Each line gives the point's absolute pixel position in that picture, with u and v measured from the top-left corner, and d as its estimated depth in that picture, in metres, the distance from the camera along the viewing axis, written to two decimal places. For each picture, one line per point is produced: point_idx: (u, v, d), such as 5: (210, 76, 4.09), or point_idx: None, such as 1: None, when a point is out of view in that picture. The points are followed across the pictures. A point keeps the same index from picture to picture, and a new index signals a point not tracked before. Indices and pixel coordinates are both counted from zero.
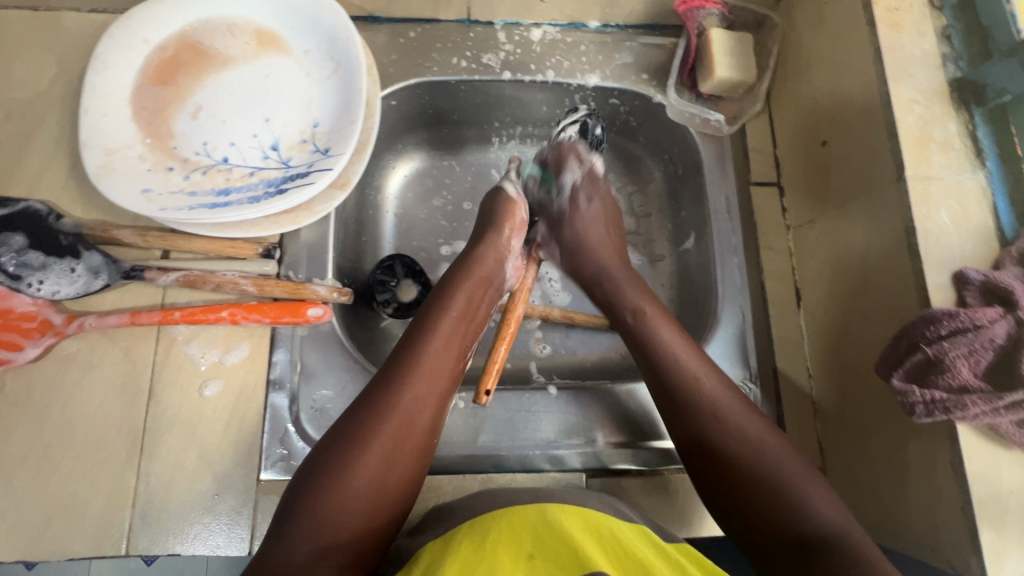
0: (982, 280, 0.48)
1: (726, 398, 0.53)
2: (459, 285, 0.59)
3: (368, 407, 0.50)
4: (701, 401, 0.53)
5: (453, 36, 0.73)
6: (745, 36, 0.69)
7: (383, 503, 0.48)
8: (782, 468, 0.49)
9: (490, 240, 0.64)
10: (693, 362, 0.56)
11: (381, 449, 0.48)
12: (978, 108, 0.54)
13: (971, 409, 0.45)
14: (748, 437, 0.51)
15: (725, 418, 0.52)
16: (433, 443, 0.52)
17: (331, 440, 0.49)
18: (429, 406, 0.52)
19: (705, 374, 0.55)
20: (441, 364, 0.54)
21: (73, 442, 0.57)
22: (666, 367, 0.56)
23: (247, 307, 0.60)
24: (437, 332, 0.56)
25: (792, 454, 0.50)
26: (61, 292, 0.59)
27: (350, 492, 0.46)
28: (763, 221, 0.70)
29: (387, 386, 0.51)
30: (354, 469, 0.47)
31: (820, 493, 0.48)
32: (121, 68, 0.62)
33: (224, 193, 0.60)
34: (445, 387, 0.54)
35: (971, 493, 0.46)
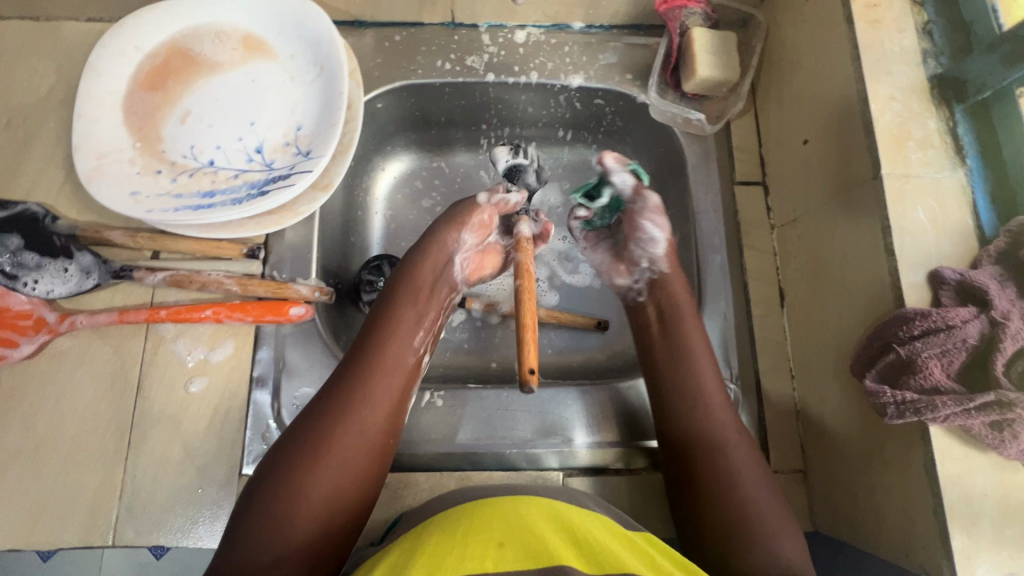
0: (958, 280, 0.47)
1: (735, 430, 0.55)
2: (410, 283, 0.62)
3: (318, 421, 0.51)
4: (711, 431, 0.55)
5: (437, 39, 0.74)
6: (729, 35, 0.69)
7: (342, 504, 0.49)
8: (761, 506, 0.50)
9: (435, 236, 0.65)
10: (712, 385, 0.58)
11: (337, 451, 0.50)
12: (959, 104, 0.53)
13: (942, 411, 0.44)
14: (740, 468, 0.53)
15: (722, 448, 0.54)
16: (391, 440, 0.54)
17: (288, 443, 0.51)
18: (384, 403, 0.54)
19: (716, 399, 0.57)
20: (394, 361, 0.56)
21: (65, 435, 0.59)
22: (684, 382, 0.58)
23: (230, 305, 0.62)
24: (389, 330, 0.58)
25: (774, 498, 0.52)
26: (55, 291, 0.61)
27: (302, 505, 0.47)
28: (747, 220, 0.70)
29: (343, 386, 0.54)
30: (312, 472, 0.49)
31: (791, 539, 0.49)
32: (113, 74, 0.64)
33: (209, 195, 0.61)
34: (400, 381, 0.56)
35: (942, 496, 0.45)
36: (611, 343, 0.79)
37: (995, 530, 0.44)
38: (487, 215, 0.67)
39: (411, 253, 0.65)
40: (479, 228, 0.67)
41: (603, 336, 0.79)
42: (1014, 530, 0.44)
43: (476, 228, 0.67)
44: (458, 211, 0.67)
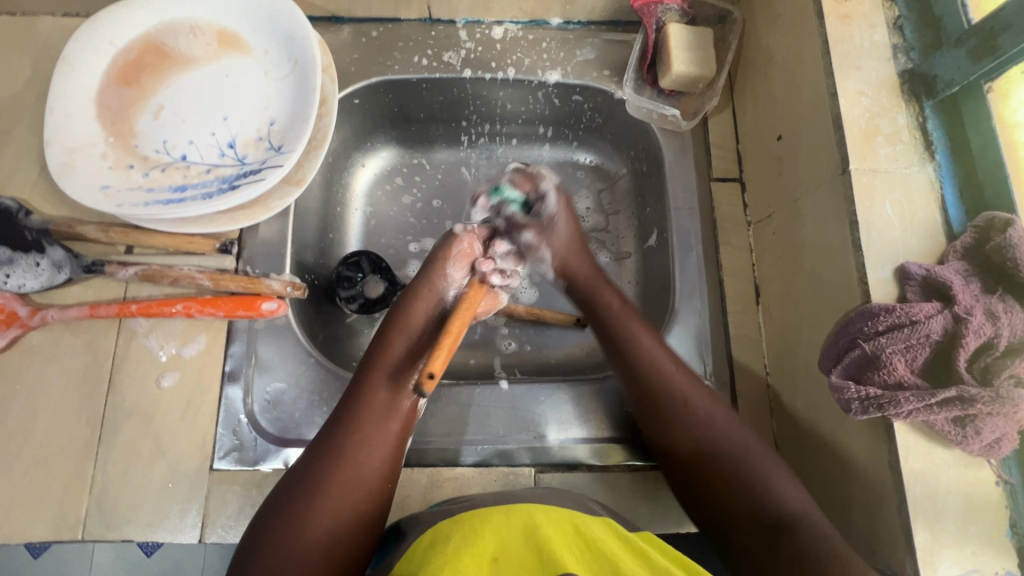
0: (923, 275, 0.47)
1: (694, 388, 0.57)
2: (401, 326, 0.61)
3: (315, 463, 0.53)
4: (672, 400, 0.57)
5: (414, 35, 0.74)
6: (705, 31, 0.69)
7: (340, 547, 0.50)
8: (742, 454, 0.53)
9: (423, 279, 0.65)
10: (662, 356, 0.59)
11: (333, 498, 0.51)
12: (928, 99, 0.53)
13: (904, 406, 0.44)
14: (714, 427, 0.55)
15: (692, 411, 0.56)
16: (388, 483, 0.54)
17: (287, 490, 0.52)
18: (378, 449, 0.54)
19: (670, 366, 0.58)
20: (388, 405, 0.56)
21: (35, 429, 0.59)
22: (632, 363, 0.59)
23: (201, 300, 0.61)
24: (381, 373, 0.58)
25: (753, 443, 0.54)
26: (27, 286, 0.61)
27: (301, 543, 0.49)
28: (723, 217, 0.69)
29: (337, 435, 0.54)
30: (309, 518, 0.50)
31: (785, 479, 0.51)
32: (86, 69, 0.64)
33: (181, 189, 0.61)
34: (394, 417, 0.56)
35: (906, 493, 0.45)
36: (591, 340, 0.78)
37: (958, 527, 0.44)
38: (466, 241, 0.67)
39: (403, 297, 0.64)
40: (462, 257, 0.66)
41: (583, 333, 0.79)
42: (978, 526, 0.44)
43: (457, 258, 0.66)
44: (442, 251, 0.66)
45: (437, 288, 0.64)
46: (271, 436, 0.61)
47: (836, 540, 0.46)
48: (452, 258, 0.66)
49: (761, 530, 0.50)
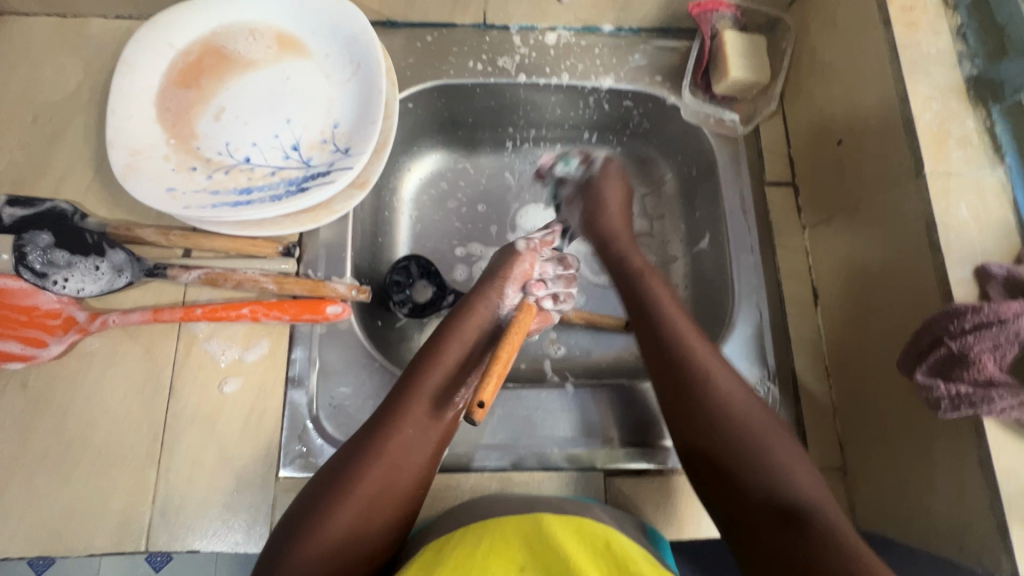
0: (1005, 274, 0.48)
1: (719, 367, 0.55)
2: (455, 336, 0.59)
3: (353, 456, 0.51)
4: (698, 370, 0.55)
5: (469, 39, 0.74)
6: (758, 39, 0.70)
7: (362, 551, 0.47)
8: (759, 438, 0.51)
9: (480, 294, 0.63)
10: (688, 326, 0.59)
11: (363, 496, 0.49)
12: (996, 104, 0.54)
13: (997, 404, 0.45)
14: (733, 407, 0.53)
15: (711, 378, 0.55)
16: (421, 489, 0.52)
17: (320, 487, 0.50)
18: (414, 452, 0.52)
19: (694, 336, 0.58)
20: (428, 408, 0.54)
21: (95, 437, 0.58)
22: (660, 328, 0.59)
23: (267, 304, 0.61)
24: (428, 375, 0.56)
25: (772, 422, 0.53)
26: (86, 290, 0.60)
27: (328, 540, 0.46)
28: (779, 220, 0.70)
29: (377, 432, 0.52)
30: (334, 515, 0.48)
31: (800, 468, 0.50)
32: (146, 71, 0.63)
33: (247, 192, 0.61)
34: (436, 424, 0.54)
35: (1000, 490, 0.45)
36: (638, 343, 0.78)
37: None
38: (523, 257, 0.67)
39: (455, 310, 0.62)
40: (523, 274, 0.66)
41: (630, 336, 0.78)
42: None
43: (516, 277, 0.65)
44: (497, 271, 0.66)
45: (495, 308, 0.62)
46: (339, 443, 0.60)
47: (852, 537, 0.44)
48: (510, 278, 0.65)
49: (767, 509, 0.48)
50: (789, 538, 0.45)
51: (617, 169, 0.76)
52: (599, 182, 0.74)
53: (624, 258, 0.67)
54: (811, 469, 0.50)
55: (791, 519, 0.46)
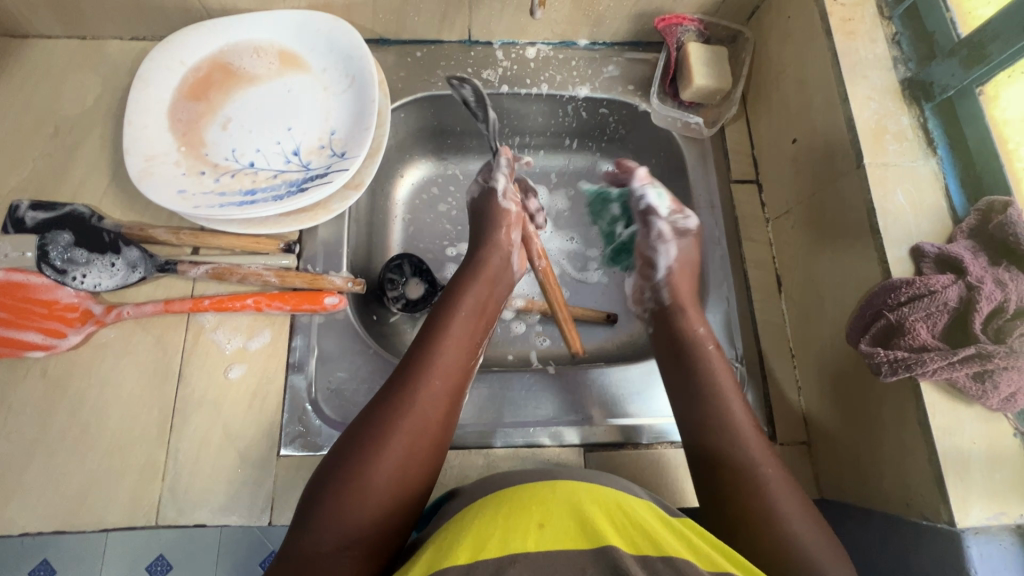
0: (936, 252, 0.53)
1: (773, 464, 0.53)
2: (468, 292, 0.64)
3: (382, 411, 0.54)
4: (747, 469, 0.52)
5: (455, 54, 0.81)
6: (720, 49, 0.77)
7: (400, 496, 0.51)
8: (792, 510, 0.49)
9: (489, 249, 0.69)
10: (748, 427, 0.55)
11: (400, 443, 0.52)
12: (928, 102, 0.60)
13: (929, 365, 0.49)
14: (768, 476, 0.52)
15: (745, 444, 0.54)
16: (446, 438, 0.56)
17: (357, 432, 0.53)
18: (442, 403, 0.56)
19: (739, 405, 0.57)
20: (451, 362, 0.58)
21: (110, 420, 0.62)
22: (711, 404, 0.57)
23: (269, 295, 0.66)
24: (448, 330, 0.60)
25: (817, 520, 0.49)
26: (102, 285, 0.65)
27: (367, 486, 0.50)
28: (744, 214, 0.76)
29: (407, 382, 0.56)
30: (376, 459, 0.51)
31: (830, 551, 0.47)
32: (160, 86, 0.69)
33: (251, 193, 0.66)
34: (454, 380, 0.58)
35: (936, 446, 0.50)
36: (620, 335, 0.82)
37: (984, 475, 0.49)
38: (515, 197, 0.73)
39: (465, 269, 0.67)
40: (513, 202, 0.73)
41: (612, 329, 0.82)
42: (1002, 474, 0.49)
43: (517, 219, 0.72)
44: (500, 254, 0.69)
45: (507, 249, 0.70)
46: (335, 423, 0.64)
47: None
48: (514, 220, 0.71)
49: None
50: None
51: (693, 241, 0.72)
52: (654, 255, 0.72)
53: (701, 340, 0.63)
54: (837, 544, 0.48)
55: None
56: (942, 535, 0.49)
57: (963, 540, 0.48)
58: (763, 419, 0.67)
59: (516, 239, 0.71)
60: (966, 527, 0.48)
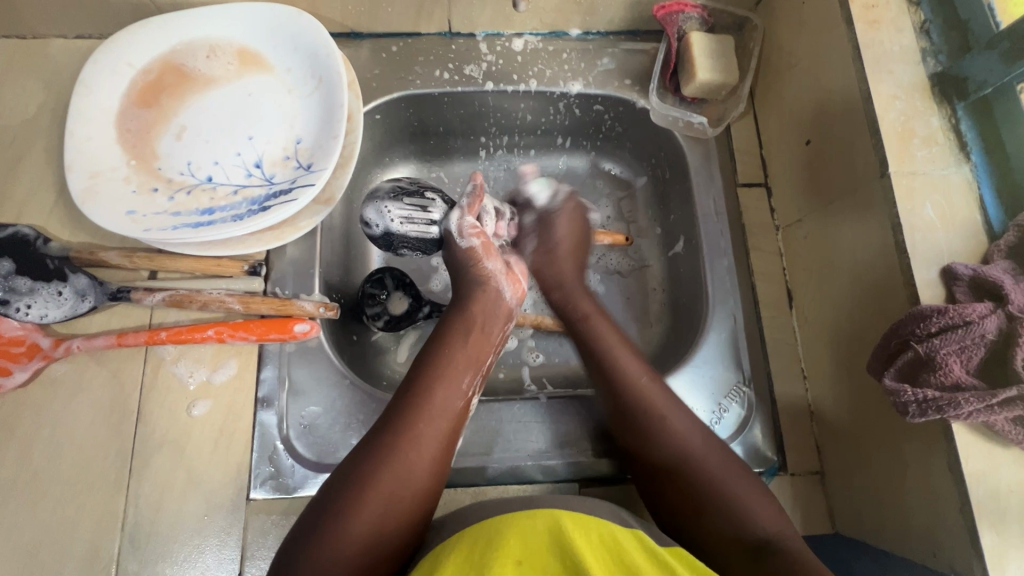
0: (971, 275, 0.47)
1: (668, 404, 0.57)
2: (459, 333, 0.59)
3: (367, 457, 0.49)
4: (643, 410, 0.57)
5: (435, 48, 0.74)
6: (726, 39, 0.70)
7: (381, 546, 0.46)
8: (720, 474, 0.53)
9: (467, 279, 0.64)
10: (637, 369, 0.60)
11: (380, 493, 0.48)
12: (960, 101, 0.54)
13: (965, 408, 0.43)
14: (688, 443, 0.55)
15: (658, 416, 0.56)
16: (438, 484, 0.51)
17: (335, 484, 0.48)
18: (430, 446, 0.51)
19: (644, 380, 0.59)
20: (443, 405, 0.53)
21: (63, 464, 0.57)
22: (611, 379, 0.60)
23: (233, 325, 0.60)
24: (438, 371, 0.56)
25: (730, 463, 0.54)
26: (49, 316, 0.59)
27: (344, 540, 0.45)
28: (751, 222, 0.70)
29: (392, 428, 0.51)
30: (355, 511, 0.46)
31: (753, 497, 0.52)
32: (106, 92, 0.63)
33: (209, 212, 0.60)
34: (448, 426, 0.53)
35: (969, 495, 0.45)
36: None
37: None
38: (477, 232, 0.65)
39: (455, 310, 0.62)
40: (476, 236, 0.65)
41: None
42: None
43: (487, 251, 0.65)
44: (488, 293, 0.63)
45: (491, 279, 0.64)
46: (309, 462, 0.59)
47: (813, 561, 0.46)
48: (484, 252, 0.65)
49: (734, 544, 0.49)
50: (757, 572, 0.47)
51: (574, 211, 0.73)
52: (553, 216, 0.72)
53: (568, 304, 0.67)
54: (772, 502, 0.52)
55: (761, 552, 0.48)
56: None
57: None
58: (772, 448, 0.62)
59: (499, 270, 0.65)
60: None
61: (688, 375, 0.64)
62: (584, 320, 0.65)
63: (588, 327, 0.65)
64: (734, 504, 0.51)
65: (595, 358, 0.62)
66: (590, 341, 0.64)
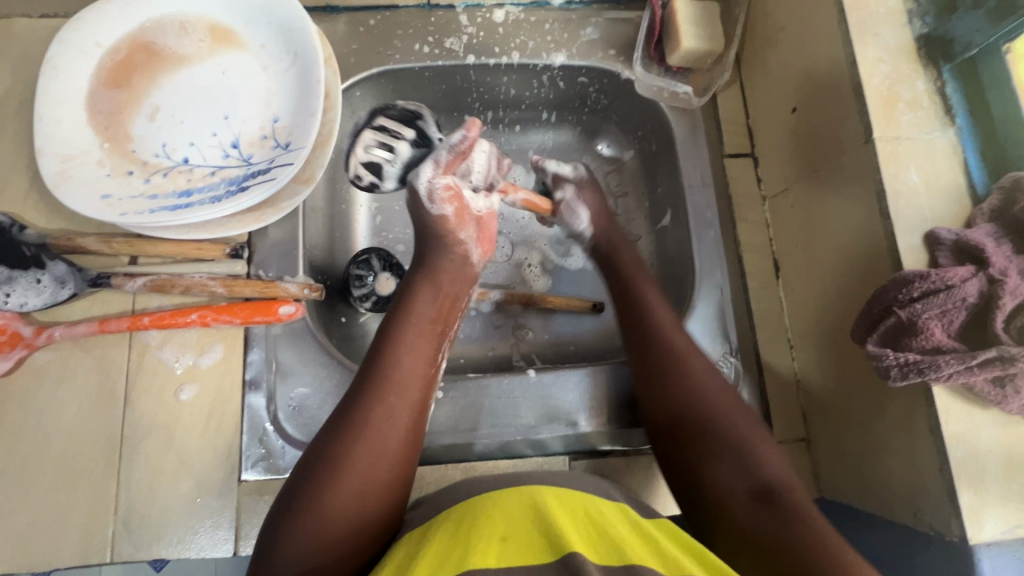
0: (954, 239, 0.47)
1: (695, 355, 0.58)
2: (421, 299, 0.59)
3: (339, 427, 0.50)
4: (671, 356, 0.57)
5: (413, 21, 0.72)
6: (710, 5, 0.68)
7: (366, 513, 0.46)
8: (738, 424, 0.52)
9: (440, 244, 0.64)
10: (667, 320, 0.60)
11: (356, 463, 0.48)
12: (946, 63, 0.53)
13: (945, 370, 0.44)
14: (707, 392, 0.55)
15: (686, 367, 0.57)
16: (411, 453, 0.51)
17: (308, 467, 0.48)
18: (401, 418, 0.51)
19: (677, 333, 0.59)
20: (409, 373, 0.53)
21: (52, 451, 0.57)
22: (641, 326, 0.60)
23: (216, 308, 0.60)
24: (401, 340, 0.55)
25: (746, 411, 0.54)
26: (29, 304, 0.58)
27: (326, 514, 0.45)
28: (737, 193, 0.70)
29: (352, 417, 0.50)
30: (335, 483, 0.47)
31: (766, 446, 0.51)
32: (72, 71, 0.60)
33: (186, 194, 0.59)
34: (417, 394, 0.53)
35: (949, 456, 0.45)
36: (607, 324, 0.76)
37: (1001, 485, 0.45)
38: (450, 196, 0.63)
39: (420, 275, 0.62)
40: (447, 201, 0.64)
41: (598, 318, 0.76)
42: (1019, 482, 0.45)
43: (460, 219, 0.64)
44: (455, 259, 0.64)
45: (460, 245, 0.64)
46: (300, 442, 0.59)
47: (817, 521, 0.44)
48: (456, 220, 0.64)
49: (739, 488, 0.48)
50: (762, 523, 0.45)
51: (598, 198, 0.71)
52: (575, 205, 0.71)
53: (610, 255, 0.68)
54: (784, 458, 0.51)
55: (766, 501, 0.47)
56: (952, 547, 0.46)
57: (975, 555, 0.44)
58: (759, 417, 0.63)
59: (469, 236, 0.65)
60: (979, 542, 0.44)
61: None
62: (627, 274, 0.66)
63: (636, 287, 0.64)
64: (748, 454, 0.50)
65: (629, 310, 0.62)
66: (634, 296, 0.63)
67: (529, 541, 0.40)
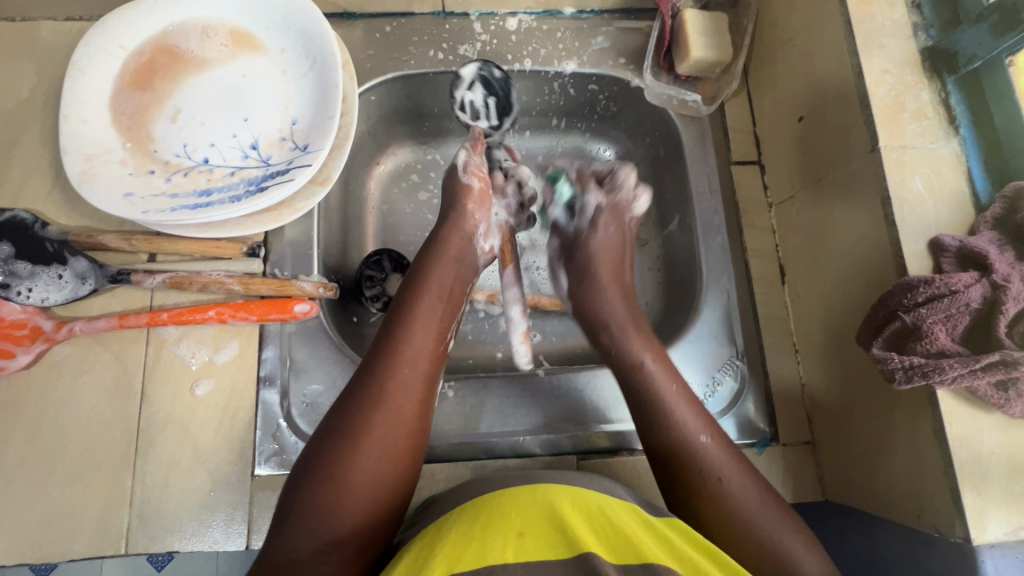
0: (958, 246, 0.48)
1: (725, 461, 0.52)
2: (429, 276, 0.59)
3: (352, 403, 0.50)
4: (699, 463, 0.52)
5: (428, 28, 0.73)
6: (719, 16, 0.70)
7: (383, 491, 0.48)
8: (770, 526, 0.48)
9: (450, 225, 0.63)
10: (692, 419, 0.54)
11: (373, 441, 0.48)
12: (950, 75, 0.54)
13: (950, 373, 0.45)
14: (741, 503, 0.50)
15: (715, 475, 0.51)
16: (421, 434, 0.52)
17: (321, 443, 0.49)
18: (409, 397, 0.52)
19: (705, 435, 0.54)
20: (418, 350, 0.54)
21: (70, 444, 0.58)
22: (664, 431, 0.54)
23: (233, 305, 0.61)
24: (409, 322, 0.55)
25: (772, 504, 0.50)
26: (50, 299, 0.59)
27: (346, 494, 0.46)
28: (744, 199, 0.71)
29: (362, 402, 0.50)
30: (354, 462, 0.47)
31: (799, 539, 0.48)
32: (98, 73, 0.62)
33: (206, 193, 0.61)
34: (426, 370, 0.54)
35: (953, 458, 0.46)
36: None
37: (1004, 487, 0.46)
38: (479, 172, 0.65)
39: (428, 247, 0.62)
40: (476, 176, 0.65)
41: None
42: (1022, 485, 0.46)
43: (481, 199, 0.65)
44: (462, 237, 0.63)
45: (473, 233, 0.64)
46: None
47: None
48: (478, 200, 0.65)
49: None
50: None
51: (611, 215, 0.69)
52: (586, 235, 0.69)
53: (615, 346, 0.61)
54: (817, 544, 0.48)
55: None
56: (955, 548, 0.47)
57: (978, 556, 0.45)
58: (764, 419, 0.64)
59: (601, 202, 0.69)
60: (984, 543, 0.45)
61: (682, 350, 0.66)
62: (635, 369, 0.58)
63: (653, 386, 0.57)
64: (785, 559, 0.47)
65: (644, 417, 0.56)
66: (648, 398, 0.56)
67: (545, 538, 0.42)
